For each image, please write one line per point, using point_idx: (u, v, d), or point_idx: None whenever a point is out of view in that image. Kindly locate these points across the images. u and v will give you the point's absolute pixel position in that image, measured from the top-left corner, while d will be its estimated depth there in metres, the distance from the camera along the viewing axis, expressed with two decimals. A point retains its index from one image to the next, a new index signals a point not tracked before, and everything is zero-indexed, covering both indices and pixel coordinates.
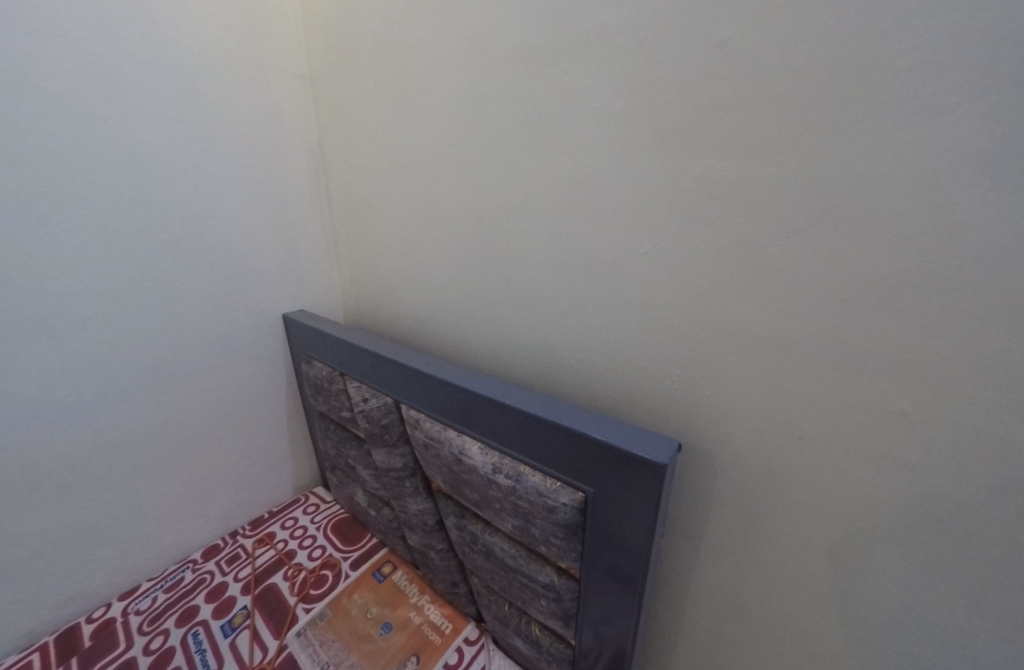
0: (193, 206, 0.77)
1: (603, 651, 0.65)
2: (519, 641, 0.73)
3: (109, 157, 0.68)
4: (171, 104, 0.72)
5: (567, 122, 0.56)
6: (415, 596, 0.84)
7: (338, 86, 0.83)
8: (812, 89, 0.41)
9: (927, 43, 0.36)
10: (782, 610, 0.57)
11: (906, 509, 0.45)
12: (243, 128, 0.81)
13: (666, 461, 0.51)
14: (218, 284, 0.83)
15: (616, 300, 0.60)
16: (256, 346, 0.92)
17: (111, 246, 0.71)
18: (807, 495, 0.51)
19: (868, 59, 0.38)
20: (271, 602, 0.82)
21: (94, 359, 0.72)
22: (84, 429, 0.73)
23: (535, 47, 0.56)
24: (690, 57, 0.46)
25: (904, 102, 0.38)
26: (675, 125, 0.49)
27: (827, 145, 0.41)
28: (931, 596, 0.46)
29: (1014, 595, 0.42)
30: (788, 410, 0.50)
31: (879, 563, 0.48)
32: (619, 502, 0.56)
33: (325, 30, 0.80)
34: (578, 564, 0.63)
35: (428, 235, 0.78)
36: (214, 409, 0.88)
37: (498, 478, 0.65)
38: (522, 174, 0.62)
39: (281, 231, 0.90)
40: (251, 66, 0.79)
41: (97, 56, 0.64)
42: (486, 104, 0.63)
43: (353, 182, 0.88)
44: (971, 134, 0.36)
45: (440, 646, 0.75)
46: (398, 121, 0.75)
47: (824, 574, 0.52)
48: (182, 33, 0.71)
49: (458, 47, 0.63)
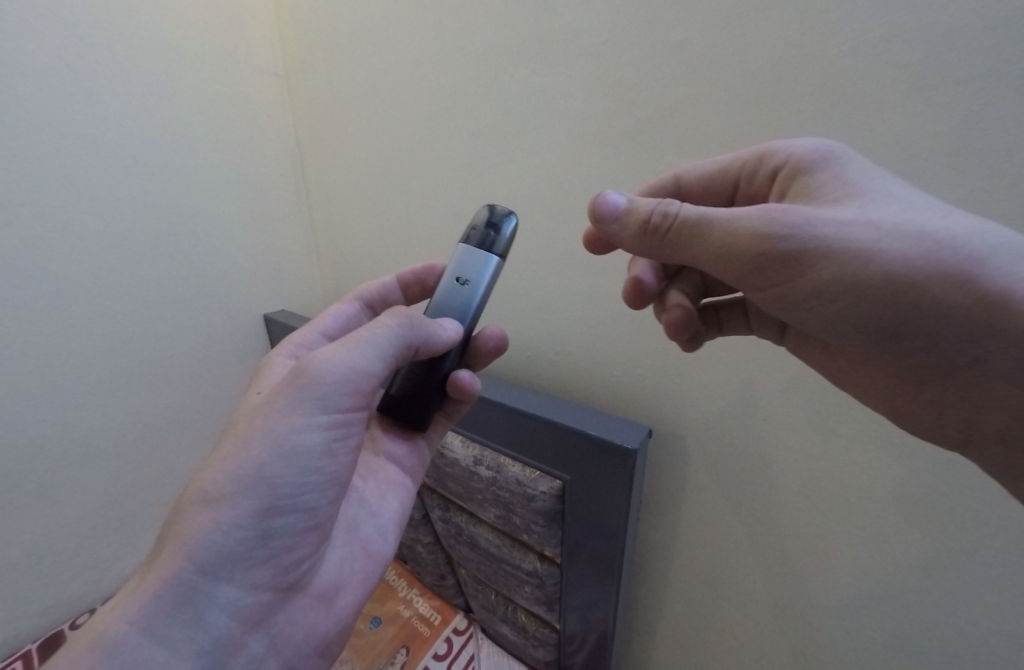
0: (167, 208, 0.75)
1: (586, 636, 0.66)
2: (506, 627, 0.76)
3: (86, 173, 0.66)
4: (139, 107, 0.69)
5: (534, 120, 0.54)
6: (403, 589, 0.89)
7: (314, 88, 0.80)
8: (760, 86, 0.40)
9: (887, 23, 0.33)
10: (740, 595, 0.60)
11: (862, 504, 0.46)
12: (216, 128, 0.78)
13: (637, 446, 0.47)
14: (198, 293, 0.83)
15: (575, 300, 0.59)
16: (238, 351, 0.93)
17: (85, 252, 0.69)
18: (760, 489, 0.52)
19: (833, 36, 0.36)
20: None
21: (77, 374, 0.73)
22: (69, 432, 0.75)
23: (504, 43, 0.53)
24: (650, 54, 0.44)
25: (846, 101, 0.36)
26: (634, 122, 0.47)
27: (780, 135, 0.40)
28: (890, 586, 0.48)
29: (946, 586, 0.44)
30: (748, 405, 0.50)
31: (840, 553, 0.49)
32: (596, 491, 0.53)
33: (300, 30, 0.77)
34: (560, 550, 0.61)
35: (402, 235, 0.77)
36: (203, 410, 0.91)
37: (480, 469, 0.63)
38: (494, 173, 0.60)
39: (260, 236, 0.89)
40: (224, 69, 0.77)
41: (49, 43, 0.59)
42: (458, 103, 0.60)
43: (330, 187, 0.87)
44: (909, 136, 0.35)
45: (430, 637, 0.81)
46: (371, 118, 0.72)
47: (776, 562, 0.55)
48: (150, 38, 0.68)
49: (430, 44, 0.60)
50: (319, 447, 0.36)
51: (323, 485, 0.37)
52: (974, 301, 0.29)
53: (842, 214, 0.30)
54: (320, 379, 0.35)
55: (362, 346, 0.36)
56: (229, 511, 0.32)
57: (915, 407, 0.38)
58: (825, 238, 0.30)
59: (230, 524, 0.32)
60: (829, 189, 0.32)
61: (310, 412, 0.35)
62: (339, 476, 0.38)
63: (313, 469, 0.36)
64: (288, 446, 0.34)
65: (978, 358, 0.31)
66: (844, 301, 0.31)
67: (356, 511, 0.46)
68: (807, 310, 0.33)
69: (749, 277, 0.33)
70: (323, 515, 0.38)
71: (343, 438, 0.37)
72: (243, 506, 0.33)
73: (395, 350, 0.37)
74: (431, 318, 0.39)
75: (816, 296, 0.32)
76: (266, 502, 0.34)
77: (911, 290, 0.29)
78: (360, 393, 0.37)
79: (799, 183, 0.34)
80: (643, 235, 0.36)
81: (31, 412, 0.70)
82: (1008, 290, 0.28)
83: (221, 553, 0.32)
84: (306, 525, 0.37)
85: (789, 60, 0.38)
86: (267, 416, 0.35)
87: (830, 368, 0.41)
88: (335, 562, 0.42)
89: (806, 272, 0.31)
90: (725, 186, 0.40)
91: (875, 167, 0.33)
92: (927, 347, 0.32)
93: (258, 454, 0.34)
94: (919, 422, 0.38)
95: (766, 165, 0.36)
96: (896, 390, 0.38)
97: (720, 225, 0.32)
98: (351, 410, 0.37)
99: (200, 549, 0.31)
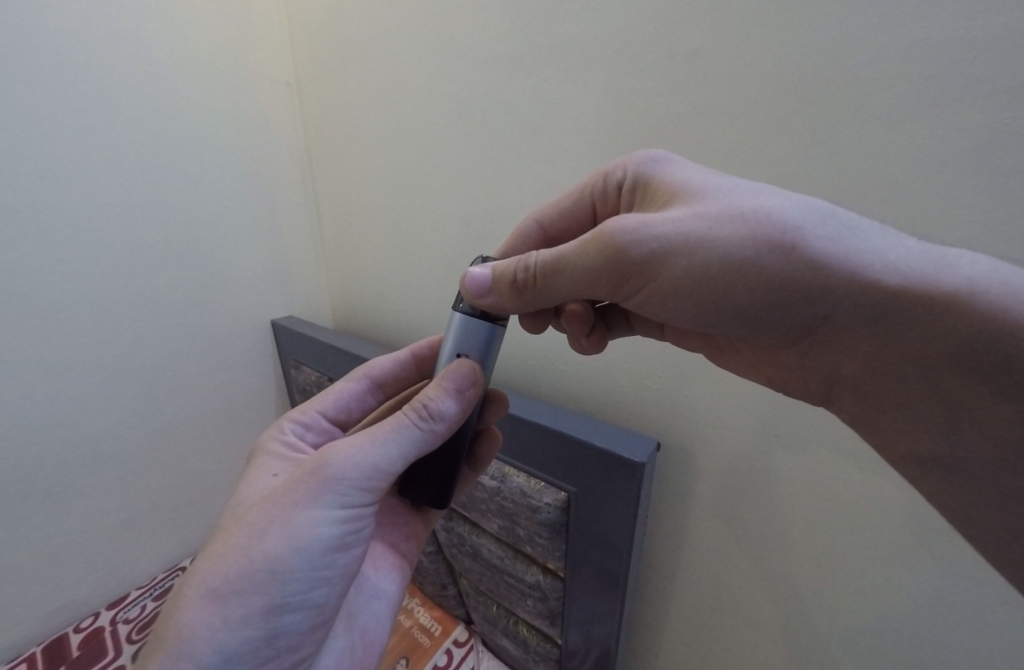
0: (178, 213, 0.76)
1: (589, 652, 0.64)
2: (507, 640, 0.75)
3: (98, 178, 0.67)
4: (153, 115, 0.70)
5: (543, 129, 0.54)
6: (404, 599, 0.88)
7: (325, 96, 0.81)
8: (774, 95, 0.39)
9: (904, 31, 0.33)
10: (746, 613, 0.58)
11: (879, 523, 0.44)
12: (229, 136, 0.79)
13: (644, 460, 0.47)
14: (206, 297, 0.83)
15: None
16: (247, 355, 0.93)
17: (96, 254, 0.69)
18: (772, 505, 0.51)
19: (851, 45, 0.35)
20: None
21: (85, 374, 0.73)
22: (77, 433, 0.75)
23: (514, 54, 0.53)
24: (661, 63, 0.44)
25: (861, 109, 0.36)
26: (646, 131, 0.47)
27: (795, 146, 0.39)
28: (905, 611, 0.46)
29: (967, 613, 0.42)
30: (758, 419, 0.49)
31: (854, 575, 0.48)
32: (602, 504, 0.52)
33: (312, 39, 0.78)
34: (563, 563, 0.60)
35: (411, 244, 0.77)
36: (211, 414, 0.91)
37: (484, 479, 0.62)
38: (503, 181, 0.60)
39: (269, 241, 0.90)
40: (237, 78, 0.78)
41: (67, 48, 0.61)
42: (468, 113, 0.60)
43: (339, 194, 0.87)
44: (927, 144, 0.34)
45: (430, 648, 0.80)
46: (381, 127, 0.72)
47: (787, 582, 0.53)
48: (165, 47, 0.69)
49: (440, 54, 0.60)
50: (331, 543, 0.35)
51: (332, 581, 0.36)
52: (799, 265, 0.30)
53: (674, 214, 0.32)
54: (341, 473, 0.35)
55: (388, 439, 0.37)
56: (238, 610, 0.32)
57: (791, 381, 0.39)
58: (663, 241, 0.32)
59: (238, 623, 0.32)
60: (664, 193, 0.35)
61: (326, 509, 0.35)
62: (348, 569, 0.37)
63: (324, 567, 0.35)
64: (303, 543, 0.34)
65: (823, 315, 0.32)
66: (699, 290, 0.33)
67: (358, 599, 0.45)
68: (674, 305, 0.35)
69: (619, 285, 0.35)
70: (329, 612, 0.37)
71: (357, 534, 0.37)
72: (252, 605, 0.32)
73: (416, 445, 0.38)
74: (439, 399, 0.38)
75: (677, 293, 0.34)
76: (275, 602, 0.33)
77: (744, 270, 0.31)
78: (378, 487, 0.37)
79: (641, 191, 0.37)
80: (516, 292, 0.37)
81: (39, 413, 0.71)
82: (826, 246, 0.30)
83: (225, 655, 0.31)
84: (311, 624, 0.36)
85: (802, 71, 0.37)
86: (285, 509, 0.34)
87: (706, 348, 0.45)
88: (335, 654, 0.41)
89: (659, 274, 0.33)
90: (585, 211, 0.44)
91: (703, 168, 0.36)
92: (781, 320, 0.33)
93: (272, 551, 0.33)
94: (795, 385, 0.39)
95: (611, 183, 0.40)
96: (772, 359, 0.40)
97: (574, 255, 0.35)
98: (367, 503, 0.37)
99: (205, 653, 0.31)
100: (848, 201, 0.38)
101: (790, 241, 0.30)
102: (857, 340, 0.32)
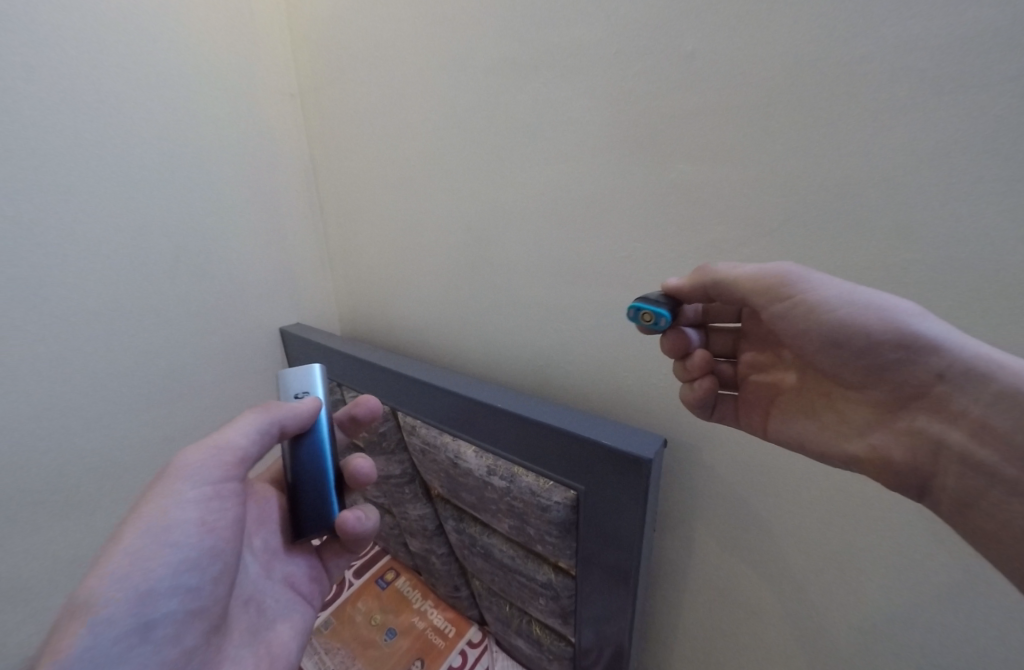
0: (186, 224, 0.78)
1: (603, 650, 0.64)
2: (521, 640, 0.76)
3: (105, 193, 0.69)
4: (158, 129, 0.72)
5: (543, 129, 0.55)
6: (417, 601, 0.89)
7: (327, 105, 0.82)
8: (769, 91, 0.40)
9: (899, 24, 0.33)
10: (759, 607, 0.58)
11: (890, 512, 0.45)
12: (232, 147, 0.81)
13: (651, 457, 0.47)
14: (215, 306, 0.85)
15: (590, 305, 0.59)
16: (256, 362, 0.95)
17: (105, 267, 0.71)
18: (782, 497, 0.51)
19: (840, 46, 0.36)
20: (352, 630, 0.83)
21: (97, 384, 0.75)
22: (92, 443, 0.77)
23: (510, 58, 0.54)
24: (658, 61, 0.44)
25: (855, 105, 0.37)
26: (646, 129, 0.47)
27: (793, 141, 0.40)
28: (919, 599, 0.46)
29: (981, 598, 0.42)
30: (767, 413, 0.49)
31: (866, 565, 0.48)
32: (610, 502, 0.53)
33: (313, 50, 0.80)
34: (574, 561, 0.61)
35: (415, 247, 0.78)
36: (222, 420, 0.92)
37: (493, 480, 0.62)
38: (504, 182, 0.61)
39: (276, 249, 0.91)
40: (240, 90, 0.80)
41: (67, 60, 0.62)
42: (467, 117, 0.61)
43: (343, 200, 0.88)
44: (923, 137, 0.35)
45: (444, 649, 0.81)
46: (382, 132, 0.74)
47: (799, 574, 0.53)
48: (170, 62, 0.71)
49: (438, 60, 0.61)
50: (194, 524, 0.42)
51: (202, 561, 0.42)
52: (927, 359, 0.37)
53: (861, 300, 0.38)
54: (187, 466, 0.44)
55: (227, 431, 0.47)
56: (106, 600, 0.37)
57: (895, 444, 0.41)
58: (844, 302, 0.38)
59: (109, 609, 0.37)
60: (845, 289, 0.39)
61: (180, 497, 0.43)
62: (219, 551, 0.43)
63: (189, 546, 0.42)
64: (163, 528, 0.41)
65: (936, 371, 0.37)
66: (832, 320, 0.39)
67: (256, 619, 0.50)
68: (809, 333, 0.41)
69: (772, 299, 0.41)
70: (205, 592, 0.43)
71: (220, 515, 0.44)
72: (120, 593, 0.38)
73: (252, 427, 0.47)
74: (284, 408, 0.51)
75: (817, 317, 0.40)
76: (145, 582, 0.39)
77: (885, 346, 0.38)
78: (230, 468, 0.46)
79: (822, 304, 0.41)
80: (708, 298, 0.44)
81: (54, 423, 0.72)
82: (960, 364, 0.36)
83: (100, 639, 0.36)
84: (189, 603, 0.41)
85: (798, 67, 0.38)
86: (145, 509, 0.42)
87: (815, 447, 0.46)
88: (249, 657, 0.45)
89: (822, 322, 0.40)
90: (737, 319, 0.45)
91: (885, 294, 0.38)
92: (896, 370, 0.39)
93: (133, 543, 0.40)
94: (903, 470, 0.40)
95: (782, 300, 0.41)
96: (877, 426, 0.42)
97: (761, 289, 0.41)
98: (224, 483, 0.45)
99: (80, 640, 0.35)
100: (848, 192, 0.39)
101: (919, 323, 0.36)
102: (976, 410, 0.36)
